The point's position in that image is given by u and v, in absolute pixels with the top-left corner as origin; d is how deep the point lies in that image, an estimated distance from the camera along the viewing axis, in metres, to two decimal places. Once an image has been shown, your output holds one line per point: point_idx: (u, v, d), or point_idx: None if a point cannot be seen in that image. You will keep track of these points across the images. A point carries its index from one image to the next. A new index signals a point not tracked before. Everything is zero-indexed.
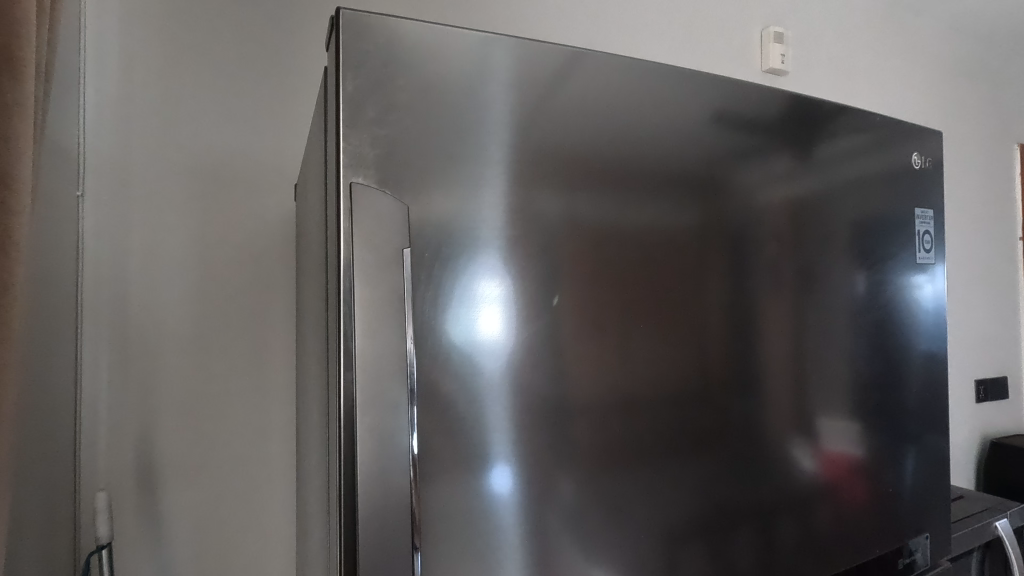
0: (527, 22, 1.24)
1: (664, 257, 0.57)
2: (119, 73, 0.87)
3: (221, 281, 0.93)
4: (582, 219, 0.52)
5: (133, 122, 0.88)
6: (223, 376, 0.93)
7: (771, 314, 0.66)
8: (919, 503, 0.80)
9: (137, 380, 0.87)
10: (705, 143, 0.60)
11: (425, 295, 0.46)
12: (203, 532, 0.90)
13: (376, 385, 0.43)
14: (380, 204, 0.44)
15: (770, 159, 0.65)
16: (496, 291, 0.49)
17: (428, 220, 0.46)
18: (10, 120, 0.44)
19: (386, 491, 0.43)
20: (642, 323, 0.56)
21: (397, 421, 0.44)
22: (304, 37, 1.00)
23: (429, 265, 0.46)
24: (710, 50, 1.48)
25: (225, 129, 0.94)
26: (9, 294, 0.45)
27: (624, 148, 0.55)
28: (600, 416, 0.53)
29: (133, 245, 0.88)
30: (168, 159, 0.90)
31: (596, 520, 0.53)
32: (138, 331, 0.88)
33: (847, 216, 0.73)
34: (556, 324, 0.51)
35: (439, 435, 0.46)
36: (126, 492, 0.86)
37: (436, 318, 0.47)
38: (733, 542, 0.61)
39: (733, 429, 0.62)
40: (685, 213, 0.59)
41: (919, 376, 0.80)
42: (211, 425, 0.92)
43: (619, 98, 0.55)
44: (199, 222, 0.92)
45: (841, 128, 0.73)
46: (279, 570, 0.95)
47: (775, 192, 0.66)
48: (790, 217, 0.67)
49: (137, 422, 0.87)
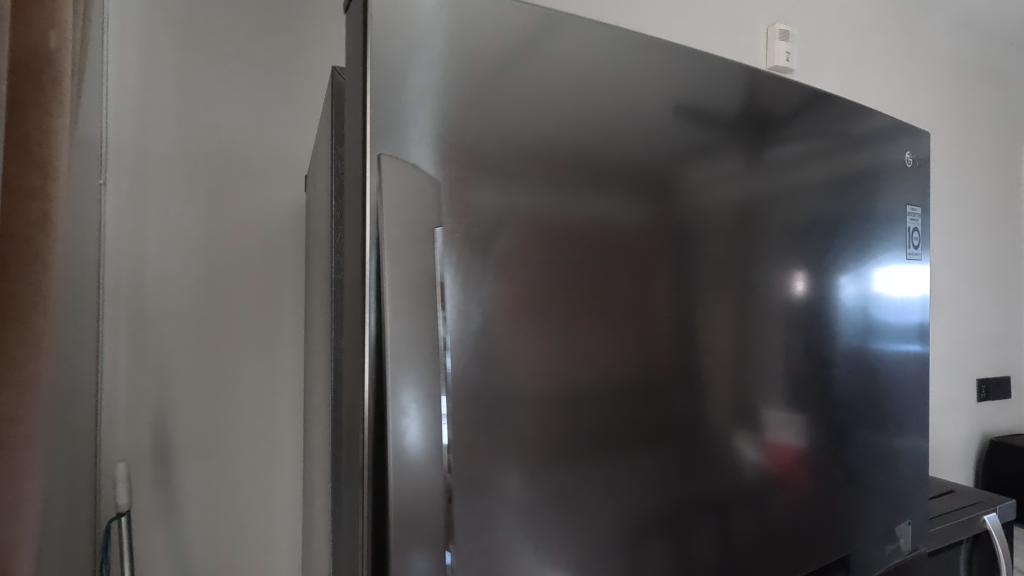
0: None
1: (611, 250, 0.50)
2: (142, 66, 0.92)
3: (234, 266, 0.98)
4: (520, 209, 0.45)
5: (153, 114, 0.92)
6: (236, 359, 0.98)
7: (714, 318, 0.59)
8: (879, 496, 0.76)
9: (154, 360, 0.92)
10: (658, 131, 0.54)
11: (461, 278, 0.42)
12: (214, 506, 0.95)
13: (408, 378, 0.40)
14: (409, 173, 0.40)
15: (724, 156, 0.59)
16: (405, 283, 0.40)
17: (450, 197, 0.42)
18: (50, 113, 0.48)
19: (416, 498, 0.39)
20: (579, 324, 0.48)
21: (427, 419, 0.40)
22: (320, 36, 1.04)
23: (464, 244, 0.42)
24: (715, 47, 1.50)
25: (243, 121, 0.98)
26: (46, 272, 0.49)
27: (572, 134, 0.48)
28: (542, 413, 0.45)
29: (152, 233, 0.92)
30: (187, 150, 0.95)
31: (536, 535, 0.45)
32: (155, 313, 0.92)
33: (802, 216, 0.67)
34: (491, 325, 0.43)
35: (471, 434, 0.42)
36: (143, 466, 0.91)
37: (462, 303, 0.42)
38: (692, 538, 0.56)
39: (676, 421, 0.55)
40: (632, 207, 0.52)
41: (871, 379, 0.76)
42: (223, 403, 0.97)
43: (569, 79, 0.48)
44: (213, 211, 0.96)
45: (801, 121, 0.68)
46: (286, 544, 1.00)
47: (726, 190, 0.60)
48: (739, 215, 0.61)
49: (154, 400, 0.92)
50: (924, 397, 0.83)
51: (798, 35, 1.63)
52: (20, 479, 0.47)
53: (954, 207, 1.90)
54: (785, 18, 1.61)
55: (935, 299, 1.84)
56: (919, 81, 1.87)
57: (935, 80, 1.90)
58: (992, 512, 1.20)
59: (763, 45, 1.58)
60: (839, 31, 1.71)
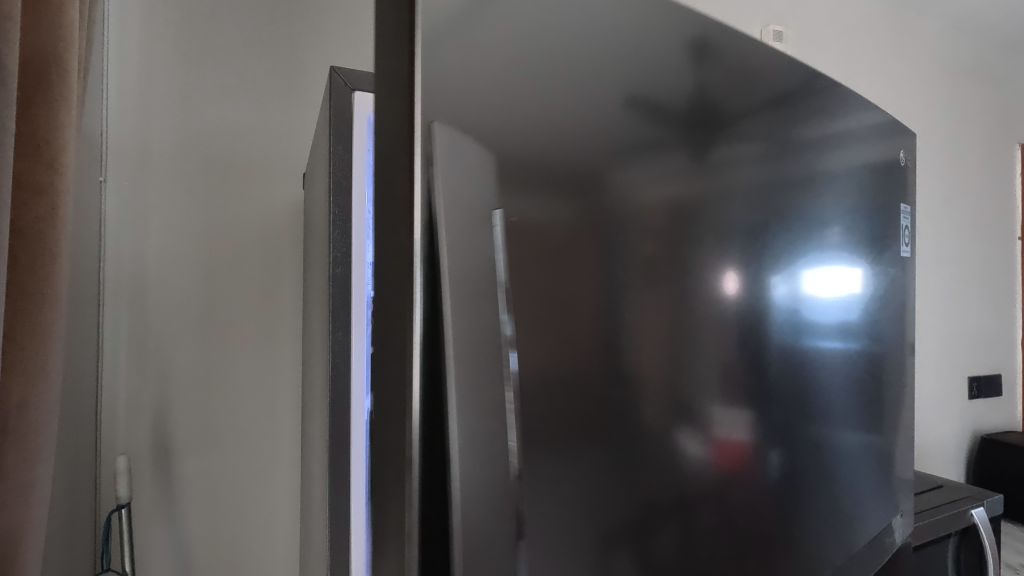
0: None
1: (569, 256, 0.40)
2: (143, 66, 0.93)
3: (234, 262, 0.99)
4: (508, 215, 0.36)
5: (153, 112, 0.94)
6: (235, 354, 0.99)
7: (646, 321, 0.45)
8: (846, 476, 0.69)
9: (154, 355, 0.93)
10: (581, 125, 0.42)
11: (516, 263, 0.37)
12: (213, 499, 0.97)
13: (476, 377, 0.34)
14: (464, 150, 0.34)
15: (662, 155, 0.48)
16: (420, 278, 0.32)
17: (504, 177, 0.37)
18: (58, 112, 0.50)
19: (481, 504, 0.34)
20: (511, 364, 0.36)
21: (496, 424, 0.35)
22: (320, 37, 1.05)
23: (521, 228, 0.37)
24: None
25: (243, 121, 1.00)
26: (54, 266, 0.50)
27: (515, 130, 0.38)
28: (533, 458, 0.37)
29: (152, 230, 0.94)
30: (188, 149, 0.96)
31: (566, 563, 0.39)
32: (156, 309, 0.94)
33: (753, 209, 0.57)
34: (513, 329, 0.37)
35: (535, 435, 0.37)
36: (143, 459, 0.92)
37: (514, 294, 0.36)
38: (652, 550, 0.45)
39: (610, 424, 0.42)
40: (559, 213, 0.39)
41: (831, 362, 0.67)
42: (222, 398, 0.98)
43: (520, 67, 0.38)
44: (212, 209, 0.98)
45: (742, 102, 0.57)
46: (285, 537, 1.02)
47: (661, 188, 0.48)
48: (678, 215, 0.49)
49: (155, 395, 0.93)
50: (889, 396, 0.78)
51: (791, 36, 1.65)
52: (29, 466, 0.48)
53: (947, 207, 1.92)
54: (778, 20, 1.63)
55: (926, 297, 1.86)
56: (912, 82, 1.88)
57: (928, 80, 1.92)
58: (980, 506, 1.22)
59: None
60: (832, 33, 1.73)
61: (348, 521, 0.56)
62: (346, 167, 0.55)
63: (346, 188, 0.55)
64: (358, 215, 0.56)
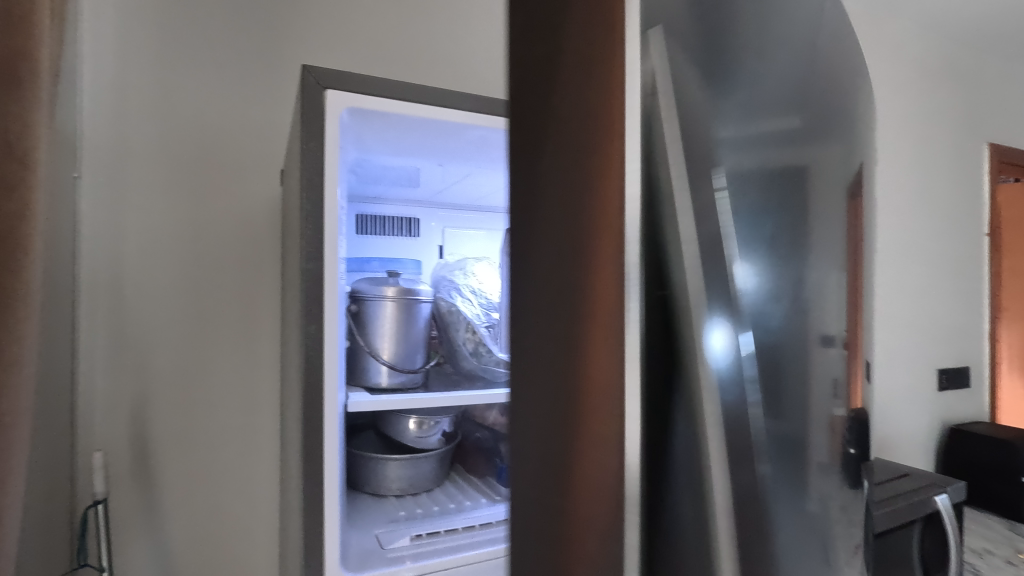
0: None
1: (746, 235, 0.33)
2: (121, 62, 0.93)
3: (213, 259, 0.99)
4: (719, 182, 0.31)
5: (129, 109, 0.94)
6: (215, 350, 0.99)
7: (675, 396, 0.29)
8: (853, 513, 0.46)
9: (132, 351, 0.93)
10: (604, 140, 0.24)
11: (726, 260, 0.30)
12: (194, 494, 0.97)
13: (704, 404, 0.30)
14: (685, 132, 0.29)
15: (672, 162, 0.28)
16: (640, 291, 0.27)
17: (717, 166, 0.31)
18: (27, 112, 0.50)
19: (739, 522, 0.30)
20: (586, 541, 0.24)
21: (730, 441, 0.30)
22: (299, 36, 1.06)
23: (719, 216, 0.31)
24: None
25: (222, 118, 1.00)
26: (29, 263, 0.51)
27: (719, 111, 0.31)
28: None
29: (129, 226, 0.94)
30: (167, 146, 0.96)
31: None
32: (134, 306, 0.94)
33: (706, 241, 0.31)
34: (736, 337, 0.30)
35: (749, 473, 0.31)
36: (121, 456, 0.92)
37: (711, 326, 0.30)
38: None
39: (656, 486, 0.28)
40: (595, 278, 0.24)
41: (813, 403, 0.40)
42: (201, 394, 0.98)
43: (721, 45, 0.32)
44: (190, 205, 0.98)
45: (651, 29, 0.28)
46: (266, 530, 1.02)
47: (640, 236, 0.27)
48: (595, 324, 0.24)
49: (132, 391, 0.93)
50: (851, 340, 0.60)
51: None
52: (6, 460, 0.49)
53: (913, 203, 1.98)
54: None
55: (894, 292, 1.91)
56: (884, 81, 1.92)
57: (898, 80, 1.96)
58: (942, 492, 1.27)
59: None
60: None
61: (322, 512, 0.57)
62: (321, 166, 0.57)
63: (321, 186, 0.57)
64: (332, 212, 0.57)
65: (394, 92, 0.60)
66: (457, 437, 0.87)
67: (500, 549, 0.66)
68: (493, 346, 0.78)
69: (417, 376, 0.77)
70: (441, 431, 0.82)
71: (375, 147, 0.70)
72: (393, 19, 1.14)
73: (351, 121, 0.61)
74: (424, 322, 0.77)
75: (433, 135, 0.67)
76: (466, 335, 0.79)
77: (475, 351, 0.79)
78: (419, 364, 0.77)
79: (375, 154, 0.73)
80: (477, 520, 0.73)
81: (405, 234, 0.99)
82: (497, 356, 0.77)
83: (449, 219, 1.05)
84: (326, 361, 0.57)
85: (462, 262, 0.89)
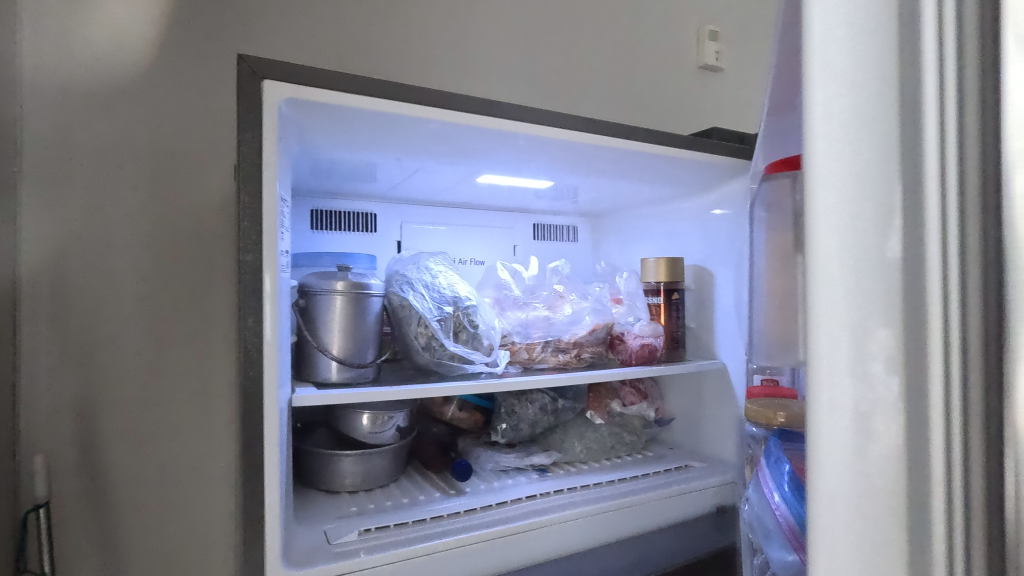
0: (486, 9, 1.21)
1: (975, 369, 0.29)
2: (64, 47, 0.89)
3: (165, 254, 0.95)
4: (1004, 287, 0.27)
5: (72, 98, 0.89)
6: (168, 349, 0.96)
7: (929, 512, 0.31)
8: None
9: (78, 351, 0.89)
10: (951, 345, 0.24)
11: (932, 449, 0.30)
12: (145, 498, 0.94)
13: None
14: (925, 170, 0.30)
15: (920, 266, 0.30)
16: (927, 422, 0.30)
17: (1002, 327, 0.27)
18: None
19: None
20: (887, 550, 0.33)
21: None
22: (254, 22, 1.01)
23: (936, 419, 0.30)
24: (656, 41, 1.43)
25: (173, 106, 0.96)
26: None
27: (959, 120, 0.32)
28: None
29: (74, 220, 0.89)
30: (115, 134, 0.92)
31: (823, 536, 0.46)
32: (80, 304, 0.90)
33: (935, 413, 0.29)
34: None
35: None
36: (67, 460, 0.89)
37: None
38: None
39: None
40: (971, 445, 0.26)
41: None
42: (155, 395, 0.95)
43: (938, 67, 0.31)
44: (139, 199, 0.94)
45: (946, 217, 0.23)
46: (222, 532, 1.00)
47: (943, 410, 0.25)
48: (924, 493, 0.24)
49: (79, 393, 0.89)
50: None
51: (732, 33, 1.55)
52: None
53: None
54: (723, 14, 1.54)
55: None
56: None
57: None
58: None
59: (693, 41, 1.49)
60: None
61: (263, 507, 0.57)
62: (258, 156, 0.56)
63: (259, 178, 0.56)
64: (271, 204, 0.57)
65: (334, 83, 0.59)
66: (413, 432, 0.87)
67: (442, 542, 0.67)
68: (445, 339, 0.78)
69: (368, 371, 0.76)
70: (397, 425, 0.82)
71: (320, 140, 0.69)
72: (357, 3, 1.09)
73: (291, 112, 0.60)
74: (375, 316, 0.76)
75: (377, 128, 0.66)
76: (419, 329, 0.78)
77: (427, 345, 0.78)
78: (369, 359, 0.76)
79: (321, 148, 0.73)
80: (427, 515, 0.73)
81: (362, 232, 0.99)
82: (449, 349, 0.78)
83: (407, 214, 1.04)
84: (266, 355, 0.56)
85: (419, 257, 0.86)
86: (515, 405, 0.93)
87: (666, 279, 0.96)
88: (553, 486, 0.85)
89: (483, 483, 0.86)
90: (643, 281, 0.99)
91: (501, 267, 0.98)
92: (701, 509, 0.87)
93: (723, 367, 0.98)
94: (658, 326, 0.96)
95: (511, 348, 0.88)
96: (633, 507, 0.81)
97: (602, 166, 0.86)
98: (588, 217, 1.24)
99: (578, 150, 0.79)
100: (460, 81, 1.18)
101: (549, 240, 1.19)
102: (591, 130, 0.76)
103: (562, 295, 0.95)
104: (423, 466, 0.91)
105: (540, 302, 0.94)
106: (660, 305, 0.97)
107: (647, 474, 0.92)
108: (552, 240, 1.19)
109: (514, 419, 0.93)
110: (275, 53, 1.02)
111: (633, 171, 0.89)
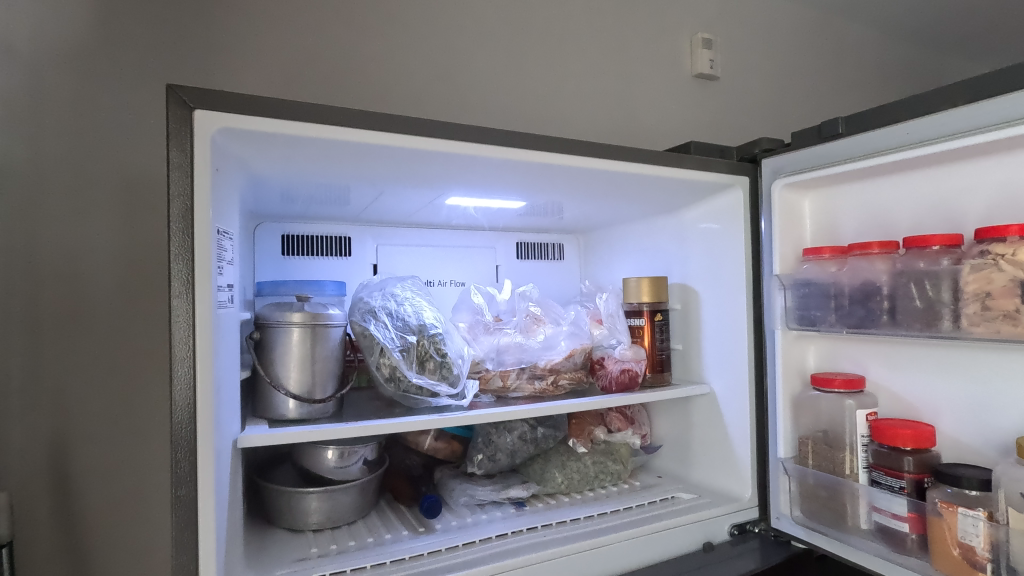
0: (472, 25, 1.17)
1: None
2: (29, 59, 0.83)
3: (144, 274, 0.89)
4: None
5: (44, 120, 0.83)
6: (145, 373, 0.89)
7: None
8: None
9: (51, 379, 0.83)
10: None
11: None
12: (118, 533, 0.87)
13: None
14: None
15: None
16: None
17: None
18: None
19: None
20: None
21: None
22: (226, 34, 0.96)
23: None
24: (649, 53, 1.39)
25: (149, 124, 0.89)
26: None
27: None
28: None
29: (46, 246, 0.83)
30: (88, 156, 0.86)
31: None
32: (54, 333, 0.83)
33: None
34: None
35: None
36: (37, 495, 0.82)
37: None
38: None
39: None
40: None
41: None
42: (132, 424, 0.88)
43: None
44: (114, 222, 0.87)
45: None
46: None
47: None
48: None
49: (53, 422, 0.83)
50: None
51: (730, 41, 1.51)
52: None
53: None
54: (720, 21, 1.49)
55: None
56: None
57: None
58: None
59: (687, 51, 1.45)
60: None
61: (198, 559, 0.54)
62: (189, 192, 0.53)
63: (191, 211, 0.53)
64: (203, 239, 0.54)
65: (270, 110, 0.57)
66: (383, 465, 0.84)
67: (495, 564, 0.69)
68: (409, 370, 0.75)
69: (328, 406, 0.73)
70: (364, 459, 0.78)
71: (268, 169, 0.68)
72: (338, 18, 1.04)
73: (228, 143, 0.58)
74: (336, 345, 0.73)
75: (325, 155, 0.64)
76: (381, 360, 0.75)
77: (391, 376, 0.76)
78: (331, 393, 0.73)
79: (273, 175, 0.70)
80: (387, 558, 0.70)
81: (337, 256, 0.97)
82: (414, 381, 0.75)
83: (385, 237, 1.01)
84: (197, 400, 0.53)
85: (387, 283, 0.84)
86: (492, 434, 0.90)
87: (649, 300, 0.93)
88: (528, 522, 0.80)
89: (455, 518, 0.83)
90: (626, 301, 0.95)
91: (474, 290, 0.94)
92: (688, 544, 0.82)
93: (711, 392, 0.93)
94: (641, 350, 0.92)
95: (483, 377, 0.84)
96: (620, 543, 0.76)
97: (578, 185, 0.83)
98: (575, 233, 1.21)
99: (548, 171, 0.75)
100: (446, 97, 1.14)
101: (533, 259, 1.15)
102: (565, 151, 0.74)
103: (537, 319, 0.92)
104: (395, 500, 0.89)
105: (513, 327, 0.90)
106: (643, 326, 0.93)
107: (631, 506, 0.87)
108: (536, 259, 1.15)
109: (491, 449, 0.89)
110: (253, 74, 0.97)
111: (612, 189, 0.85)
